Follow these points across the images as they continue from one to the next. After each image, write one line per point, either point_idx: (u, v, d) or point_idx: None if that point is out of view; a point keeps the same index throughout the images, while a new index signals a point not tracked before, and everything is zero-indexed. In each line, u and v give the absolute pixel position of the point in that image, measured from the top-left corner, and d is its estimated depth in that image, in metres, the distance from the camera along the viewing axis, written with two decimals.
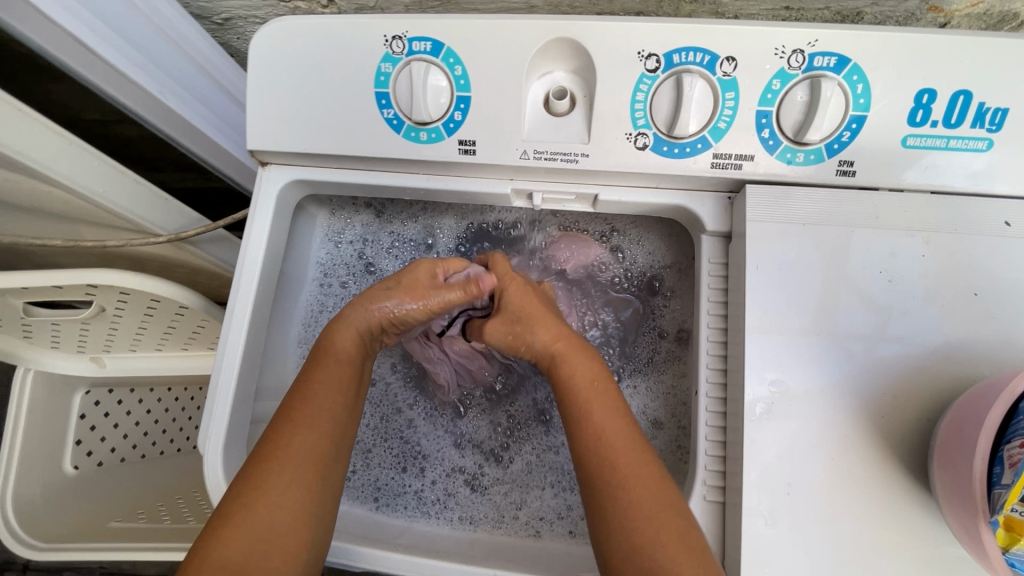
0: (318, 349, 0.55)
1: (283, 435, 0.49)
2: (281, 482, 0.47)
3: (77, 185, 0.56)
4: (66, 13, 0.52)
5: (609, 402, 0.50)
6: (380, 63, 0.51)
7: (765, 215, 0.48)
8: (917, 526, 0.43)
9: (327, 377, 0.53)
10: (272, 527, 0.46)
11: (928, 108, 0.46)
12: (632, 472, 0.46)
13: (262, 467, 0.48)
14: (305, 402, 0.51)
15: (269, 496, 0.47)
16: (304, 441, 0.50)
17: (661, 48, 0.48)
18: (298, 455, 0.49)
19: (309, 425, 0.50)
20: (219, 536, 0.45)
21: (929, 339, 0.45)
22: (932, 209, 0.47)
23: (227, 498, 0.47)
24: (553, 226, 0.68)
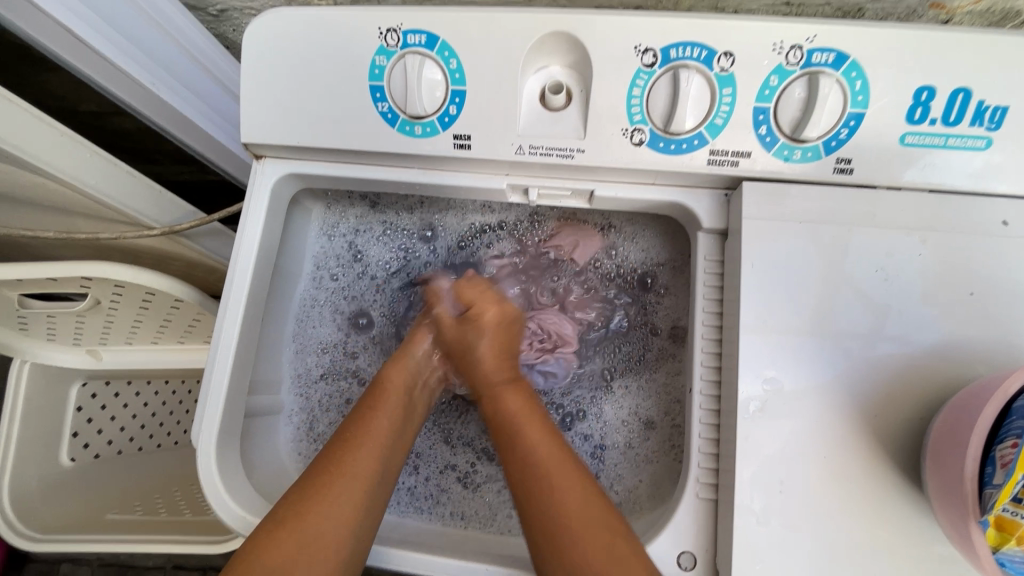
0: (374, 388, 0.58)
1: (341, 455, 0.52)
2: (338, 496, 0.49)
3: (70, 177, 0.56)
4: (58, 3, 0.52)
5: (540, 428, 0.52)
6: (374, 57, 0.50)
7: (762, 212, 0.48)
8: (908, 526, 0.43)
9: (387, 408, 0.56)
10: (320, 534, 0.47)
11: (927, 106, 0.46)
12: (567, 492, 0.48)
13: (318, 481, 0.50)
14: (363, 428, 0.54)
15: (320, 509, 0.48)
16: (359, 466, 0.51)
17: (658, 42, 0.47)
18: (354, 476, 0.51)
19: (366, 450, 0.52)
20: (269, 536, 0.47)
21: (923, 337, 0.45)
22: (929, 208, 0.47)
23: (281, 504, 0.49)
24: (553, 218, 0.68)
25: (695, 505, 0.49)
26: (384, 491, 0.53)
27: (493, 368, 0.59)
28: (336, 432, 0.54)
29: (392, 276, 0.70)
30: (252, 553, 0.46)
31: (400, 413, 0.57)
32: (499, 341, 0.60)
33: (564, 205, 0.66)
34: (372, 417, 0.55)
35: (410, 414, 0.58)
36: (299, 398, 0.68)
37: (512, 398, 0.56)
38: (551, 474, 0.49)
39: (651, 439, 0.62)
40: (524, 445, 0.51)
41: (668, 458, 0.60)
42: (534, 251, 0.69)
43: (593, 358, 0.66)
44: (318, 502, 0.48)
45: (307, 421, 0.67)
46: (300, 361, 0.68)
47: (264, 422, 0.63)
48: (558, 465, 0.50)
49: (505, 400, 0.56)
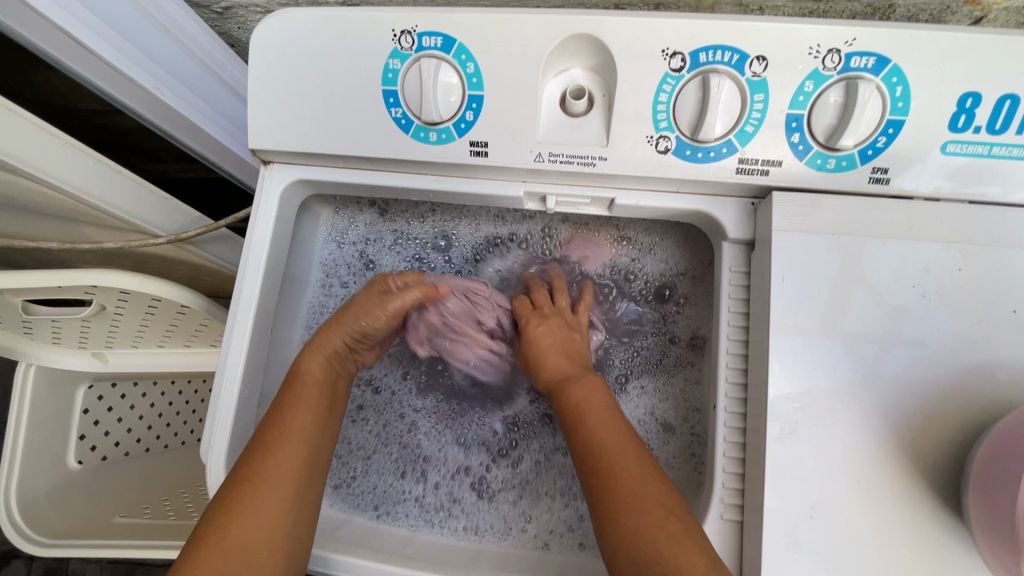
0: (288, 376, 0.56)
1: (257, 460, 0.50)
2: (256, 501, 0.48)
3: (73, 187, 0.54)
4: (58, 7, 0.50)
5: (602, 411, 0.53)
6: (388, 60, 0.48)
7: (793, 224, 0.46)
8: (945, 555, 0.41)
9: (306, 403, 0.54)
10: (246, 538, 0.47)
11: (971, 113, 0.43)
12: (633, 475, 0.48)
13: (239, 486, 0.48)
14: (278, 425, 0.52)
15: (244, 514, 0.47)
16: (273, 474, 0.50)
17: (687, 46, 0.45)
18: (277, 474, 0.50)
19: (280, 450, 0.51)
20: (199, 550, 0.46)
21: (962, 356, 0.43)
22: (971, 220, 0.44)
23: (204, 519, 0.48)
24: (565, 229, 0.66)
25: (720, 526, 0.48)
26: (312, 485, 0.52)
27: (553, 361, 0.58)
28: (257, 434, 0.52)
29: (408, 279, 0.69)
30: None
31: (320, 406, 0.55)
32: (563, 339, 0.59)
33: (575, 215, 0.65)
34: (289, 415, 0.53)
35: (329, 406, 0.56)
36: None
37: (579, 390, 0.54)
38: (617, 459, 0.49)
39: (671, 444, 0.60)
40: (588, 432, 0.51)
41: (689, 467, 0.59)
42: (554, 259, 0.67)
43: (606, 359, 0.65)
44: (250, 495, 0.48)
45: None
46: None
47: None
48: (622, 445, 0.50)
49: (571, 390, 0.55)
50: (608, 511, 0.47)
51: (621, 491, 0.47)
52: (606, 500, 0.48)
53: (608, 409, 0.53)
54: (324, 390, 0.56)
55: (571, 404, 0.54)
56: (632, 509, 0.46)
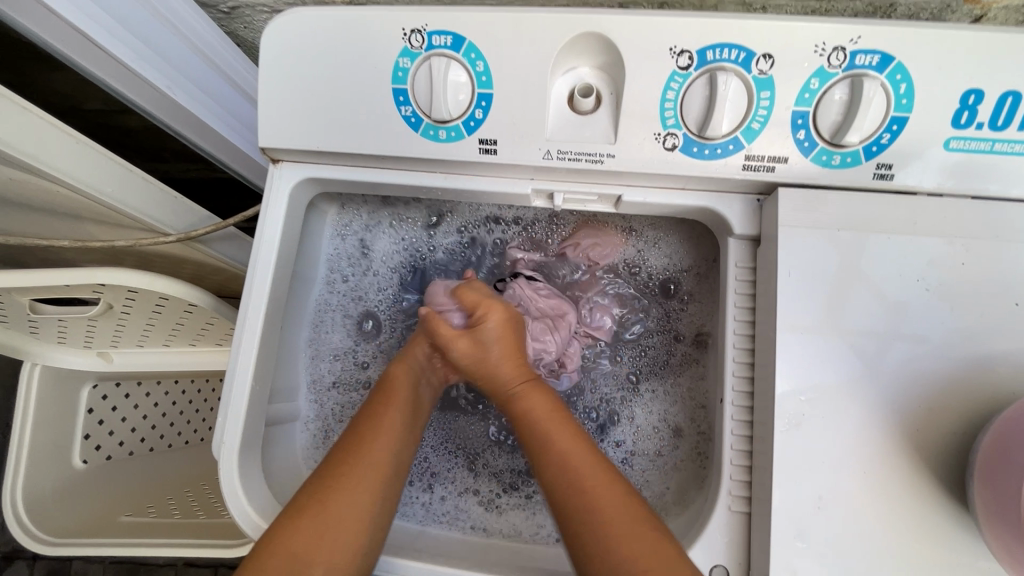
0: (382, 384, 0.58)
1: (357, 444, 0.52)
2: (355, 482, 0.49)
3: (84, 184, 0.54)
4: (77, 11, 0.51)
5: (564, 426, 0.53)
6: (398, 58, 0.48)
7: (799, 219, 0.46)
8: (950, 544, 0.42)
9: (399, 404, 0.56)
10: (340, 520, 0.47)
11: (973, 109, 0.44)
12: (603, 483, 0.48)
13: (338, 468, 0.50)
14: (374, 419, 0.54)
15: (340, 495, 0.48)
16: (371, 461, 0.51)
17: (694, 44, 0.45)
18: (378, 460, 0.51)
19: (378, 441, 0.52)
20: (291, 524, 0.46)
21: (965, 348, 0.44)
22: (973, 215, 0.45)
23: (299, 494, 0.48)
24: (573, 220, 0.67)
25: (728, 518, 0.48)
26: (400, 481, 0.53)
27: (509, 371, 0.57)
28: (352, 425, 0.54)
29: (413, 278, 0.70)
30: (267, 549, 0.45)
31: (410, 408, 0.57)
32: (513, 341, 0.58)
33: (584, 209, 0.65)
34: (385, 411, 0.55)
35: (414, 417, 0.57)
36: (315, 405, 0.67)
37: (536, 403, 0.55)
38: (588, 478, 0.48)
39: (679, 448, 0.61)
40: (555, 445, 0.51)
41: (694, 466, 0.59)
42: (556, 256, 0.69)
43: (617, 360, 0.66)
44: (351, 476, 0.50)
45: (323, 429, 0.66)
46: (315, 368, 0.67)
47: (283, 429, 0.62)
48: (592, 463, 0.50)
49: (529, 404, 0.55)
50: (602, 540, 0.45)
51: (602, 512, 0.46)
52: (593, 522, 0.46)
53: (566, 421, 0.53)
54: (415, 395, 0.58)
55: (534, 416, 0.54)
56: (611, 520, 0.46)
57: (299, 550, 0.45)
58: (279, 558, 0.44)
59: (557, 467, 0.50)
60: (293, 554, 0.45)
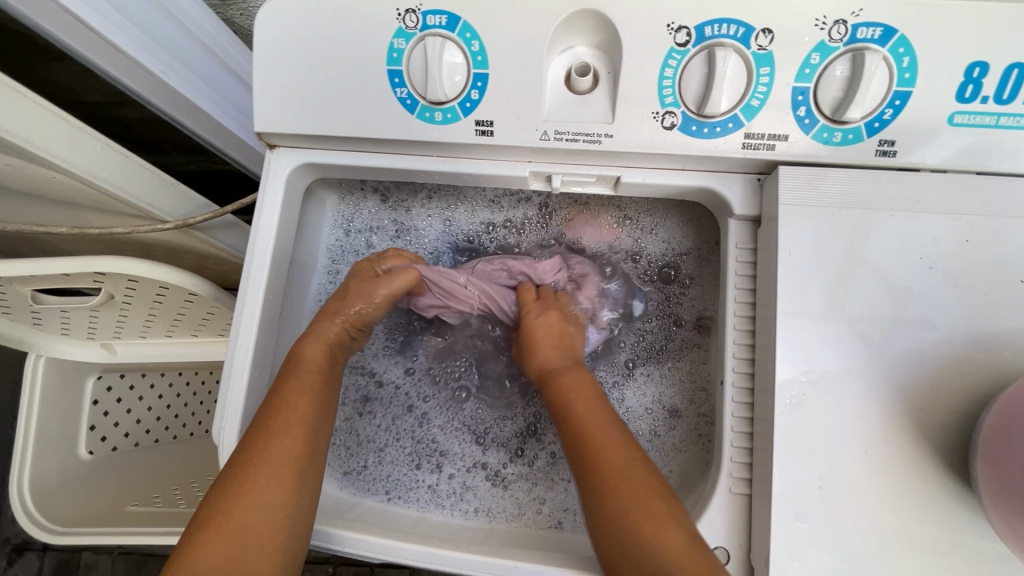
0: (288, 361, 0.56)
1: (259, 440, 0.49)
2: (260, 482, 0.47)
3: (82, 171, 0.54)
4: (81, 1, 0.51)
5: (587, 394, 0.54)
6: (392, 39, 0.48)
7: (800, 198, 0.46)
8: (953, 524, 0.41)
9: (305, 389, 0.53)
10: (247, 524, 0.45)
11: (978, 83, 0.43)
12: (613, 452, 0.49)
13: (240, 473, 0.47)
14: (285, 406, 0.51)
15: (247, 498, 0.46)
16: (276, 459, 0.48)
17: (692, 20, 0.45)
18: (280, 457, 0.49)
19: (279, 437, 0.49)
20: (197, 541, 0.44)
21: (968, 324, 0.43)
22: (977, 192, 0.44)
23: (203, 506, 0.46)
24: (564, 207, 0.66)
25: (728, 500, 0.48)
26: (315, 469, 0.51)
27: (548, 353, 0.60)
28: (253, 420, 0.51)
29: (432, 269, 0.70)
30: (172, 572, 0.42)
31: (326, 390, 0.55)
32: (557, 330, 0.61)
33: (579, 195, 0.64)
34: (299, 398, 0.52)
35: (327, 384, 0.56)
36: None
37: (572, 381, 0.56)
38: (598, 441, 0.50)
39: (678, 428, 0.60)
40: (578, 419, 0.52)
41: (696, 448, 0.59)
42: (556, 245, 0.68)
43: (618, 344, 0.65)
44: (253, 478, 0.47)
45: None
46: None
47: None
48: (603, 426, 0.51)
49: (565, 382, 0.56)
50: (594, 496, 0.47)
51: (603, 471, 0.48)
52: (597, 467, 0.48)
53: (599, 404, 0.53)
54: (325, 378, 0.56)
55: (563, 389, 0.55)
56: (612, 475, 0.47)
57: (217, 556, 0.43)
58: None
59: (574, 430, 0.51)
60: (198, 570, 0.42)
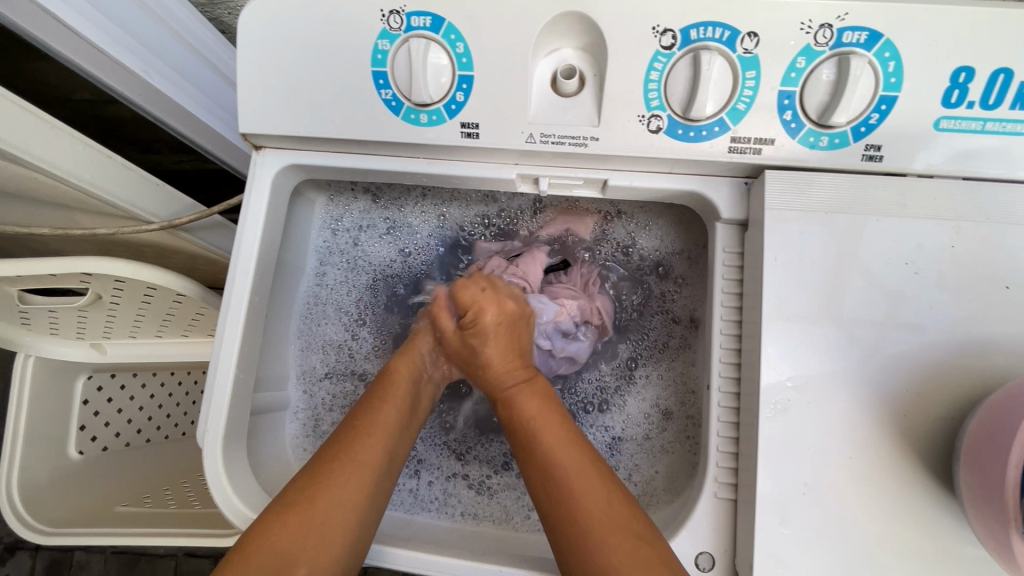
0: (380, 377, 0.57)
1: (351, 441, 0.50)
2: (345, 481, 0.47)
3: (64, 172, 0.54)
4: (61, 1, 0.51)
5: (554, 422, 0.50)
6: (377, 41, 0.47)
7: (786, 202, 0.45)
8: (937, 530, 0.41)
9: (398, 400, 0.55)
10: (325, 520, 0.45)
11: (964, 88, 0.43)
12: (593, 490, 0.45)
13: (328, 467, 0.48)
14: (371, 415, 0.52)
15: (330, 494, 0.46)
16: (363, 463, 0.49)
17: (678, 23, 0.44)
18: (367, 458, 0.49)
19: (372, 441, 0.50)
20: (276, 525, 0.44)
21: (953, 329, 0.43)
22: (963, 196, 0.44)
23: (286, 492, 0.47)
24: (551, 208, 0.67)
25: (714, 505, 0.48)
26: (391, 480, 0.52)
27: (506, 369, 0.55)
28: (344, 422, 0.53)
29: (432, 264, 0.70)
30: (250, 549, 0.43)
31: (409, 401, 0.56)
32: (508, 338, 0.56)
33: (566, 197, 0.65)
34: (380, 407, 0.53)
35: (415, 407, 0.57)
36: (305, 396, 0.66)
37: (528, 402, 0.52)
38: (577, 478, 0.45)
39: (668, 430, 0.60)
40: (543, 450, 0.48)
41: (684, 450, 0.59)
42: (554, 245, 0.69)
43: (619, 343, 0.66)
44: (339, 476, 0.48)
45: (313, 419, 0.66)
46: (305, 359, 0.67)
47: (272, 419, 0.62)
48: (581, 461, 0.47)
49: (523, 405, 0.52)
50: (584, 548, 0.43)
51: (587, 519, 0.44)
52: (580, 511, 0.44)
53: (564, 428, 0.49)
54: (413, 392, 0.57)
55: (524, 416, 0.51)
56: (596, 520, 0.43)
57: (286, 550, 0.43)
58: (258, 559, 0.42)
59: (544, 467, 0.47)
60: (273, 553, 0.43)
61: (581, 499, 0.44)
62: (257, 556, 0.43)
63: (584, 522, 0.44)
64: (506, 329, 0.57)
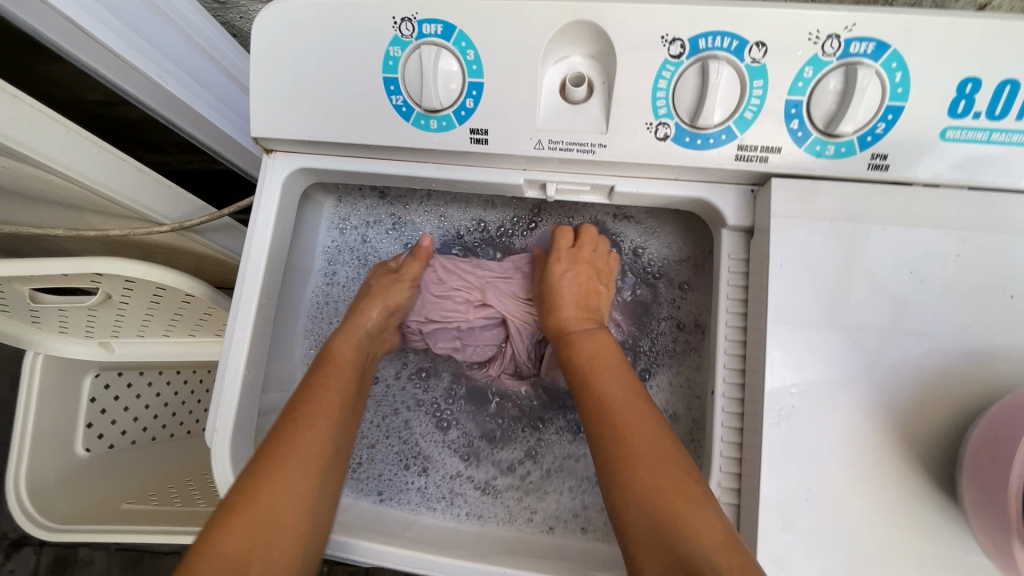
0: (320, 360, 0.57)
1: (293, 430, 0.49)
2: (290, 470, 0.47)
3: (78, 174, 0.55)
4: (77, 6, 0.52)
5: (608, 363, 0.52)
6: (388, 47, 0.48)
7: (791, 210, 0.46)
8: (940, 538, 0.42)
9: (337, 383, 0.55)
10: (274, 510, 0.45)
11: (971, 98, 0.43)
12: (642, 430, 0.46)
13: (271, 458, 0.47)
14: (309, 402, 0.52)
15: (275, 485, 0.46)
16: (309, 448, 0.49)
17: (686, 32, 0.45)
18: (310, 444, 0.49)
19: (316, 424, 0.50)
20: (223, 524, 0.43)
21: (958, 339, 0.43)
22: (967, 206, 0.44)
23: (231, 491, 0.45)
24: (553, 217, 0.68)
25: None
26: (338, 464, 0.51)
27: (571, 315, 0.57)
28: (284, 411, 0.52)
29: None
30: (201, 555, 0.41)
31: (351, 382, 0.56)
32: (582, 284, 0.59)
33: (565, 207, 0.67)
34: (321, 391, 0.53)
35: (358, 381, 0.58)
36: None
37: (588, 345, 0.53)
38: (625, 413, 0.47)
39: (675, 433, 0.61)
40: (597, 384, 0.50)
41: (689, 454, 0.59)
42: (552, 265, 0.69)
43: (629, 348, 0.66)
44: (282, 466, 0.47)
45: None
46: (312, 358, 0.68)
47: None
48: (630, 401, 0.48)
49: (581, 346, 0.54)
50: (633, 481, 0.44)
51: (631, 448, 0.45)
52: (631, 439, 0.46)
53: (616, 359, 0.52)
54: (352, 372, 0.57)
55: (583, 359, 0.53)
56: (643, 453, 0.45)
57: (236, 547, 0.42)
58: (212, 564, 0.41)
59: (597, 398, 0.49)
60: (227, 555, 0.42)
61: (623, 425, 0.47)
62: (205, 560, 0.41)
63: (630, 445, 0.45)
64: (577, 284, 0.59)
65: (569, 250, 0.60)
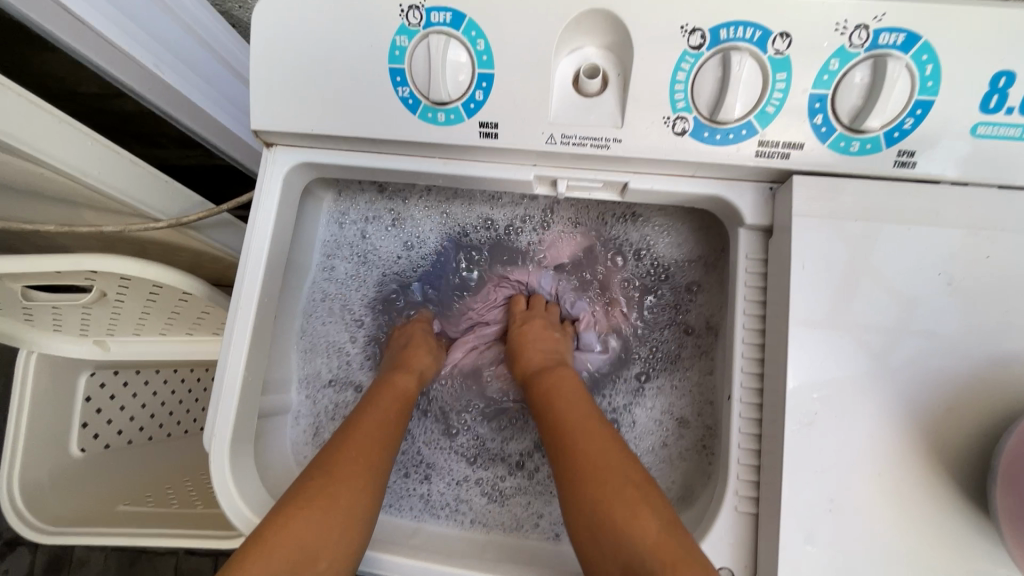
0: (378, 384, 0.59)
1: (350, 438, 0.51)
2: (352, 471, 0.49)
3: (71, 167, 0.52)
4: None
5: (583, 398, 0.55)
6: (395, 37, 0.46)
7: (814, 209, 0.44)
8: (968, 551, 0.40)
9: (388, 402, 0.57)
10: (334, 507, 0.46)
11: (1004, 93, 0.42)
12: (597, 454, 0.48)
13: (330, 461, 0.49)
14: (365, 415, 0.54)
15: (338, 485, 0.47)
16: (367, 453, 0.51)
17: (707, 22, 0.43)
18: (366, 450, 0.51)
19: (371, 435, 0.53)
20: (285, 516, 0.45)
21: (988, 343, 0.41)
22: (998, 206, 0.43)
23: (294, 490, 0.47)
24: (564, 217, 0.65)
25: (734, 519, 0.47)
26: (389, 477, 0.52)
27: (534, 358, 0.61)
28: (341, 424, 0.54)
29: (432, 260, 0.69)
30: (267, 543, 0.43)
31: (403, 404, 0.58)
32: (540, 334, 0.64)
33: (577, 204, 0.64)
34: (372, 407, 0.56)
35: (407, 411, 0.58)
36: (308, 401, 0.65)
37: (551, 381, 0.57)
38: (586, 442, 0.49)
39: (684, 438, 0.59)
40: (556, 416, 0.53)
41: (698, 458, 0.57)
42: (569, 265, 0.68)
43: (632, 352, 0.65)
44: (345, 468, 0.49)
45: (314, 426, 0.65)
46: (308, 361, 0.66)
47: (276, 422, 0.61)
48: (594, 427, 0.51)
49: (549, 380, 0.57)
50: (592, 501, 0.45)
51: (592, 476, 0.47)
52: (593, 470, 0.47)
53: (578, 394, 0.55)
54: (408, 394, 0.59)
55: (546, 390, 0.57)
56: (608, 478, 0.46)
57: (300, 537, 0.44)
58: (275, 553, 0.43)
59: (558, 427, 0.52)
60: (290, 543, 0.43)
61: (586, 453, 0.48)
62: (270, 550, 0.43)
63: (585, 469, 0.47)
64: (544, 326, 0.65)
65: (523, 313, 0.68)
